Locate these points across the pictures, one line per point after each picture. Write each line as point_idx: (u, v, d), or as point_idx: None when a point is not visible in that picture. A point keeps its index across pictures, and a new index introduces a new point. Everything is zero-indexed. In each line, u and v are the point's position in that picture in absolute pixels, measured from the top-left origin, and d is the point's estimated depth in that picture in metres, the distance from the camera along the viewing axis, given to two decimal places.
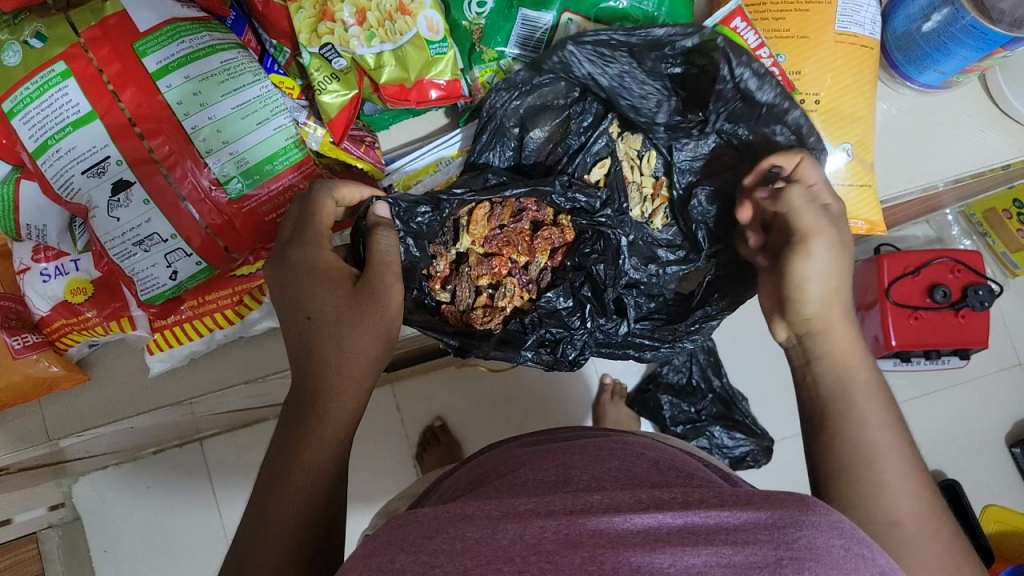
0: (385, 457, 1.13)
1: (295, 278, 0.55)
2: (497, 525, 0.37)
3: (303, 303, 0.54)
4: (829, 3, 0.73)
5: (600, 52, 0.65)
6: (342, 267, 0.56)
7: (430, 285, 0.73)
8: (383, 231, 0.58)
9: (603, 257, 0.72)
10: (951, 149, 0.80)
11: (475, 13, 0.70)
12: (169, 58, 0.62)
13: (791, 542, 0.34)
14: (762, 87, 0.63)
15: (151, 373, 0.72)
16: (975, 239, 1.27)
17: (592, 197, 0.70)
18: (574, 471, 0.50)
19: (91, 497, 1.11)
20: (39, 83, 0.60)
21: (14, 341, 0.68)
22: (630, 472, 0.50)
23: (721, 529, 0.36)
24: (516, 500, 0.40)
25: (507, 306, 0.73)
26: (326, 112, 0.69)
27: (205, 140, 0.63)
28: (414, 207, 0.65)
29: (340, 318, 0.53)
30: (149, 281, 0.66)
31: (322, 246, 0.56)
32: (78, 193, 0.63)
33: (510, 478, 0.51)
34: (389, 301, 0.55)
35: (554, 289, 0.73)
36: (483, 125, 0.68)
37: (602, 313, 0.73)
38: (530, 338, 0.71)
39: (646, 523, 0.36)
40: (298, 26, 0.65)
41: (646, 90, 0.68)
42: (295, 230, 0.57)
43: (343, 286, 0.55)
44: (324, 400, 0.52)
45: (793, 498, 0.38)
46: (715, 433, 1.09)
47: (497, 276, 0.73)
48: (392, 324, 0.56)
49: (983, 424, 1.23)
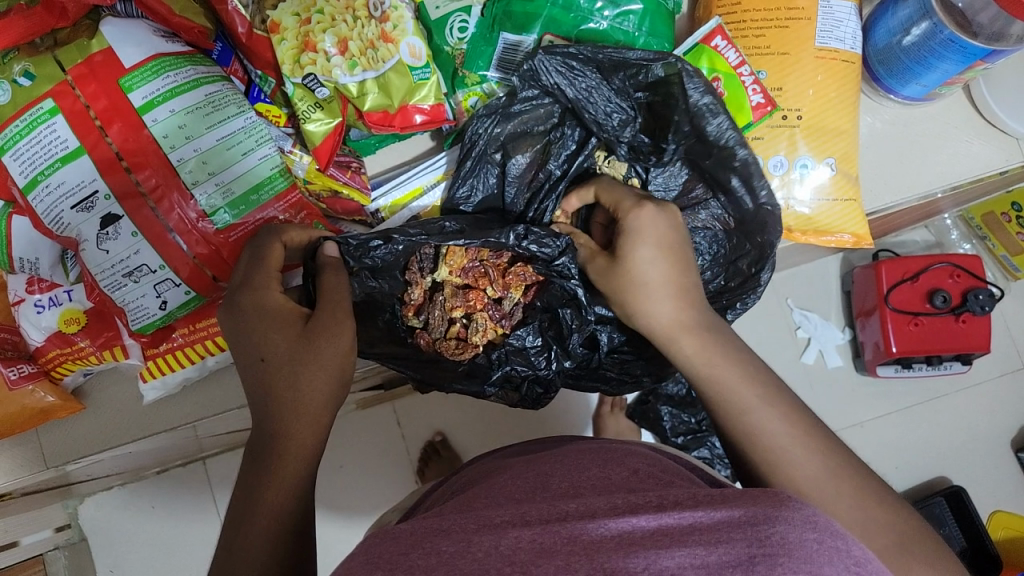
0: (386, 472, 1.14)
1: (247, 321, 0.54)
2: (472, 537, 0.38)
3: (256, 345, 0.53)
4: (808, 20, 0.73)
5: (571, 65, 0.68)
6: (293, 307, 0.55)
7: (404, 310, 0.73)
8: (331, 274, 0.59)
9: (568, 303, 0.71)
10: (939, 161, 0.80)
11: (457, 38, 0.72)
12: (155, 93, 0.63)
13: (764, 539, 0.35)
14: (713, 118, 0.66)
15: (145, 401, 0.73)
16: (975, 243, 1.26)
17: (546, 246, 0.67)
18: (552, 478, 0.52)
19: (95, 518, 1.12)
20: (28, 120, 0.62)
21: (9, 372, 0.69)
22: (607, 480, 0.52)
23: (696, 529, 0.36)
24: (493, 512, 0.41)
25: (480, 340, 0.73)
26: (311, 141, 0.70)
27: (191, 172, 0.64)
28: (367, 241, 0.65)
29: (293, 357, 0.52)
30: (139, 312, 0.66)
31: (271, 289, 0.56)
32: (67, 227, 0.64)
33: (490, 489, 0.53)
34: (340, 343, 0.54)
35: (524, 327, 0.74)
36: (465, 153, 0.71)
37: (567, 356, 0.73)
38: (496, 373, 0.74)
39: (620, 527, 0.37)
40: (281, 58, 0.66)
41: (611, 115, 0.71)
42: (247, 272, 0.57)
43: (294, 325, 0.54)
44: (282, 439, 0.51)
45: (768, 493, 0.39)
46: (716, 443, 1.09)
47: (471, 308, 0.74)
48: (345, 364, 0.54)
49: (988, 429, 1.22)
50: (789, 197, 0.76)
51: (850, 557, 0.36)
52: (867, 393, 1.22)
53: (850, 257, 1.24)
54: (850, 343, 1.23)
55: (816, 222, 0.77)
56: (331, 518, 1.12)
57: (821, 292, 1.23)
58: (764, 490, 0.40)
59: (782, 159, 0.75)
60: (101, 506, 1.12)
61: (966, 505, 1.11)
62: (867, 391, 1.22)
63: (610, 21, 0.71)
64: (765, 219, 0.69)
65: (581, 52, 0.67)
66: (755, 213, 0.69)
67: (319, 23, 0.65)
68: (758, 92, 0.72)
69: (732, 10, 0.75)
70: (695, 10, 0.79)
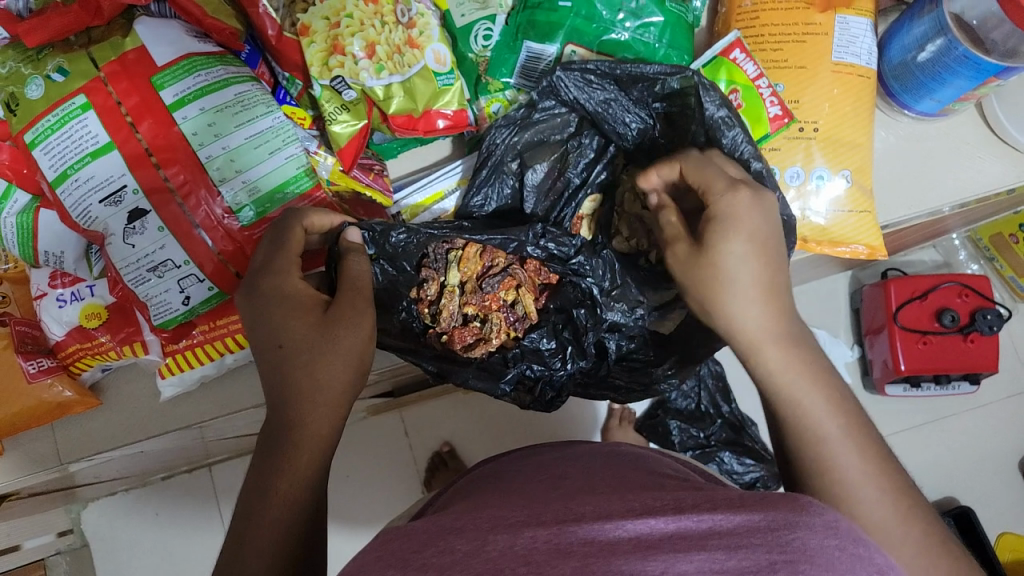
0: (393, 482, 1.13)
1: (268, 305, 0.55)
2: (487, 537, 0.38)
3: (274, 332, 0.54)
4: (825, 34, 0.75)
5: (588, 79, 0.69)
6: (313, 294, 0.56)
7: (417, 307, 0.74)
8: (353, 257, 0.60)
9: (584, 302, 0.73)
10: (950, 177, 0.81)
11: (481, 46, 0.73)
12: (186, 91, 0.64)
13: (785, 544, 0.35)
14: (728, 129, 0.65)
15: (163, 398, 0.73)
16: (982, 263, 1.27)
17: (564, 245, 0.71)
18: (565, 480, 0.53)
19: (99, 523, 1.12)
20: (60, 115, 0.63)
21: (30, 366, 0.70)
22: (622, 480, 0.52)
23: (715, 533, 0.36)
24: (507, 514, 0.41)
25: (495, 339, 0.74)
26: (336, 142, 0.71)
27: (219, 170, 0.65)
28: (389, 229, 0.66)
29: (312, 345, 0.53)
30: (162, 306, 0.67)
31: (291, 273, 0.57)
32: (95, 221, 0.64)
33: (512, 487, 0.53)
34: (360, 331, 0.55)
35: (537, 330, 0.75)
36: (482, 162, 0.71)
37: (581, 356, 0.74)
38: (510, 372, 0.74)
39: (637, 530, 0.37)
40: (310, 60, 0.67)
41: (629, 124, 0.72)
42: (270, 254, 0.58)
43: (314, 312, 0.55)
44: (297, 430, 0.52)
45: (788, 499, 0.38)
46: (724, 458, 1.06)
47: (486, 310, 0.75)
48: (364, 353, 0.55)
49: (996, 450, 1.22)
50: (805, 207, 0.77)
51: (872, 566, 0.36)
52: (875, 412, 1.22)
53: (859, 276, 1.25)
54: (859, 362, 1.23)
55: (831, 233, 0.77)
56: (338, 528, 1.11)
57: (830, 310, 1.24)
58: (782, 494, 0.39)
59: (798, 170, 0.76)
60: (106, 512, 1.12)
61: (973, 526, 1.10)
62: (875, 410, 1.22)
63: (631, 32, 0.72)
64: (780, 229, 0.67)
65: (609, 67, 0.68)
66: (772, 227, 0.67)
67: (348, 27, 0.66)
68: (776, 104, 0.74)
69: (750, 24, 0.76)
70: (714, 24, 0.80)
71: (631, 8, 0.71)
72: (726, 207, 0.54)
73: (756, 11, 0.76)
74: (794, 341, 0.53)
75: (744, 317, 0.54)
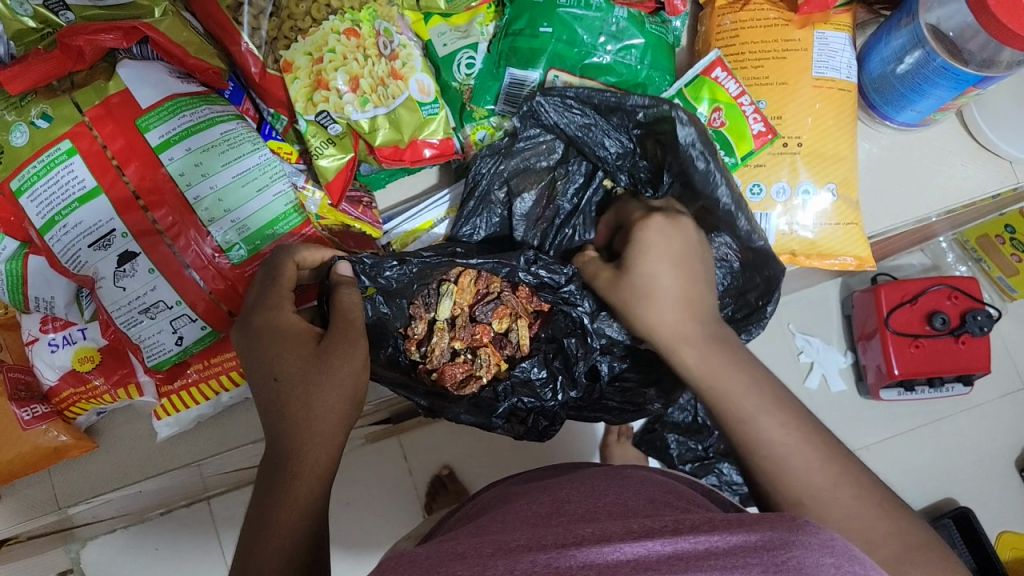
0: (394, 507, 1.13)
1: (261, 343, 0.55)
2: (488, 561, 0.37)
3: (270, 365, 0.54)
4: (805, 50, 0.76)
5: (568, 105, 0.69)
6: (308, 328, 0.56)
7: (405, 344, 0.74)
8: (345, 290, 0.59)
9: (575, 332, 0.73)
10: (935, 184, 0.81)
11: (464, 74, 0.74)
12: (171, 132, 0.64)
13: (780, 563, 0.35)
14: (700, 156, 0.65)
15: (159, 438, 0.73)
16: (970, 265, 1.28)
17: (555, 273, 0.70)
18: (569, 504, 0.52)
19: (100, 561, 1.11)
20: (45, 161, 0.63)
21: (23, 413, 0.70)
22: (625, 505, 0.52)
23: (711, 554, 0.36)
24: (510, 538, 0.41)
25: (484, 374, 0.74)
26: (324, 176, 0.72)
27: (207, 210, 0.65)
28: (382, 262, 0.65)
29: (306, 377, 0.53)
30: (155, 348, 0.67)
31: (283, 309, 0.57)
32: (84, 265, 0.64)
33: (514, 511, 0.53)
34: (354, 361, 0.55)
35: (529, 359, 0.75)
36: (468, 191, 0.72)
37: (573, 386, 0.74)
38: (502, 406, 0.73)
39: (636, 552, 0.36)
40: (294, 96, 0.68)
41: (609, 148, 0.72)
42: (261, 291, 0.58)
43: (308, 344, 0.55)
44: (295, 459, 0.52)
45: (784, 518, 0.39)
46: (723, 470, 1.04)
47: (477, 343, 0.75)
48: (359, 383, 0.55)
49: (993, 450, 1.22)
50: (792, 222, 0.77)
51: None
52: (872, 417, 1.23)
53: (848, 282, 1.25)
54: (852, 368, 1.24)
55: (819, 246, 0.78)
56: (341, 557, 1.10)
57: (821, 318, 1.25)
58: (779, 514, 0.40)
59: (784, 185, 0.77)
60: (105, 549, 1.11)
61: (972, 526, 1.10)
62: (871, 415, 1.23)
63: (612, 55, 0.72)
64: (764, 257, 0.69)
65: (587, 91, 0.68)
66: (759, 250, 0.68)
67: (331, 61, 0.66)
68: (759, 121, 0.75)
69: (730, 43, 0.77)
70: (694, 43, 0.81)
71: (612, 32, 0.72)
72: (654, 231, 0.59)
73: (735, 29, 0.77)
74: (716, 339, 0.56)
75: (662, 326, 0.57)
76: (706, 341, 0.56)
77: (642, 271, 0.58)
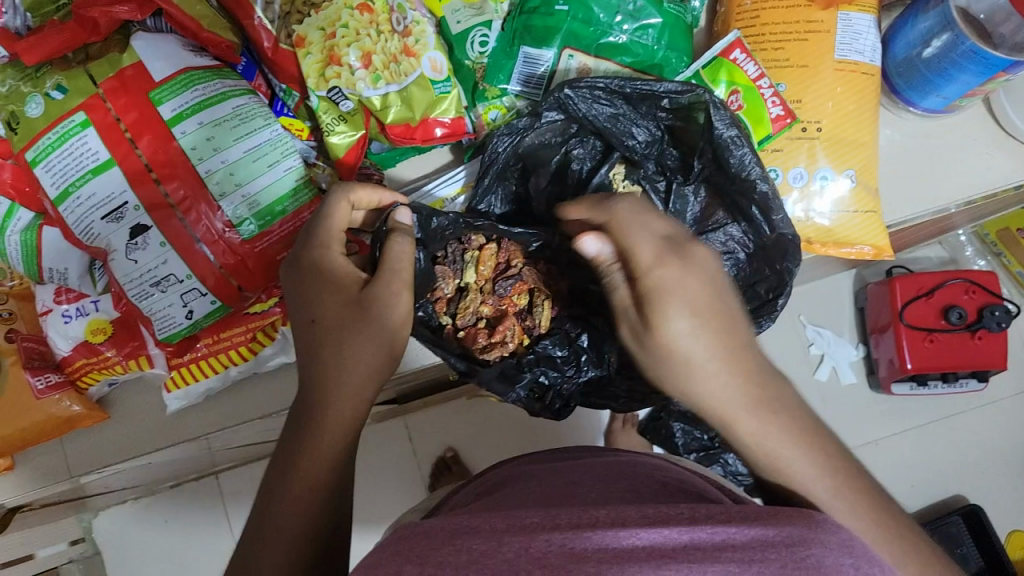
0: (401, 487, 1.13)
1: (307, 280, 0.55)
2: (503, 537, 0.35)
3: (309, 307, 0.54)
4: (828, 32, 0.74)
5: (597, 95, 0.68)
6: (352, 274, 0.56)
7: (435, 306, 0.74)
8: (397, 238, 0.59)
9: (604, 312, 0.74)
10: (958, 172, 0.79)
11: (478, 52, 0.73)
12: (184, 105, 0.64)
13: (800, 559, 0.34)
14: (739, 149, 0.65)
15: (170, 412, 0.74)
16: (990, 258, 1.24)
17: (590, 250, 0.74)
18: (581, 489, 0.51)
19: (110, 530, 1.10)
20: (60, 132, 0.63)
21: (37, 382, 0.71)
22: (637, 491, 0.51)
23: (729, 545, 0.34)
24: (523, 513, 0.38)
25: (507, 343, 0.72)
26: (335, 153, 0.71)
27: (219, 184, 0.65)
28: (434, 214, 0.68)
29: (343, 323, 0.53)
30: (165, 321, 0.67)
31: (333, 249, 0.56)
32: (97, 238, 0.65)
33: (511, 495, 0.52)
34: (393, 314, 0.54)
35: (550, 336, 0.74)
36: (484, 170, 0.70)
37: (596, 363, 0.73)
38: (526, 377, 0.70)
39: (652, 538, 0.34)
40: (306, 71, 0.67)
41: (637, 136, 0.71)
42: (310, 227, 0.58)
43: (349, 291, 0.55)
44: (317, 415, 0.51)
45: (803, 514, 0.37)
46: (729, 460, 1.03)
47: (501, 314, 0.74)
48: (396, 337, 0.55)
49: (1005, 449, 1.20)
50: (809, 209, 0.76)
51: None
52: (884, 411, 1.21)
53: (863, 274, 1.23)
54: (864, 360, 1.22)
55: (836, 235, 0.76)
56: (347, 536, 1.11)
57: (835, 310, 1.23)
58: (795, 509, 0.38)
59: (801, 171, 0.75)
60: (114, 520, 1.10)
61: (982, 523, 1.09)
62: (884, 409, 1.21)
63: (629, 34, 0.71)
64: (785, 248, 0.67)
65: (621, 86, 0.67)
66: (776, 242, 0.68)
67: (344, 36, 0.66)
68: (777, 104, 0.73)
69: (750, 23, 0.76)
70: (713, 24, 0.80)
71: (629, 10, 0.71)
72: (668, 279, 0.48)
73: (755, 10, 0.75)
74: (764, 402, 0.48)
75: (704, 396, 0.49)
76: (749, 407, 0.48)
77: (660, 330, 0.49)
